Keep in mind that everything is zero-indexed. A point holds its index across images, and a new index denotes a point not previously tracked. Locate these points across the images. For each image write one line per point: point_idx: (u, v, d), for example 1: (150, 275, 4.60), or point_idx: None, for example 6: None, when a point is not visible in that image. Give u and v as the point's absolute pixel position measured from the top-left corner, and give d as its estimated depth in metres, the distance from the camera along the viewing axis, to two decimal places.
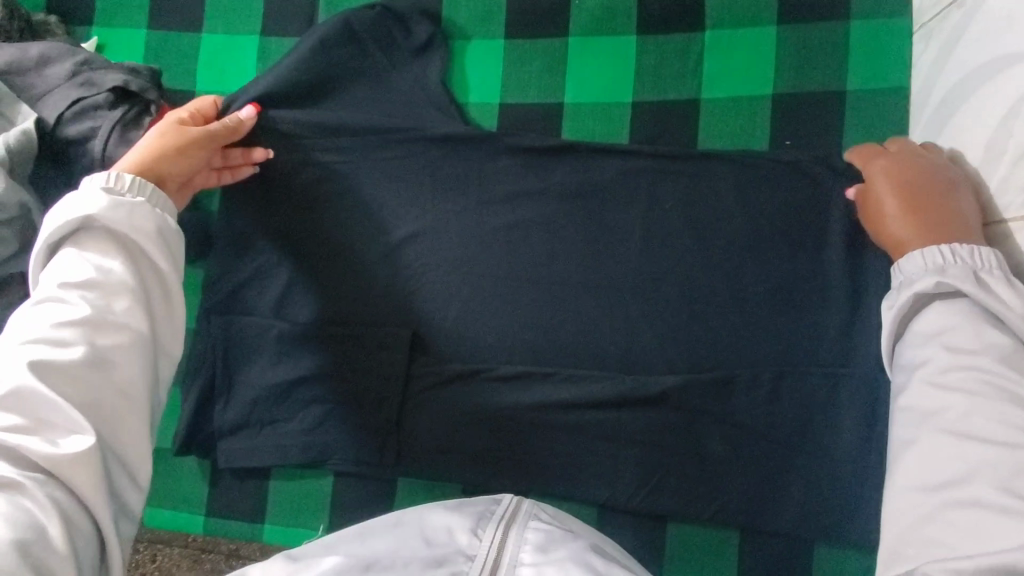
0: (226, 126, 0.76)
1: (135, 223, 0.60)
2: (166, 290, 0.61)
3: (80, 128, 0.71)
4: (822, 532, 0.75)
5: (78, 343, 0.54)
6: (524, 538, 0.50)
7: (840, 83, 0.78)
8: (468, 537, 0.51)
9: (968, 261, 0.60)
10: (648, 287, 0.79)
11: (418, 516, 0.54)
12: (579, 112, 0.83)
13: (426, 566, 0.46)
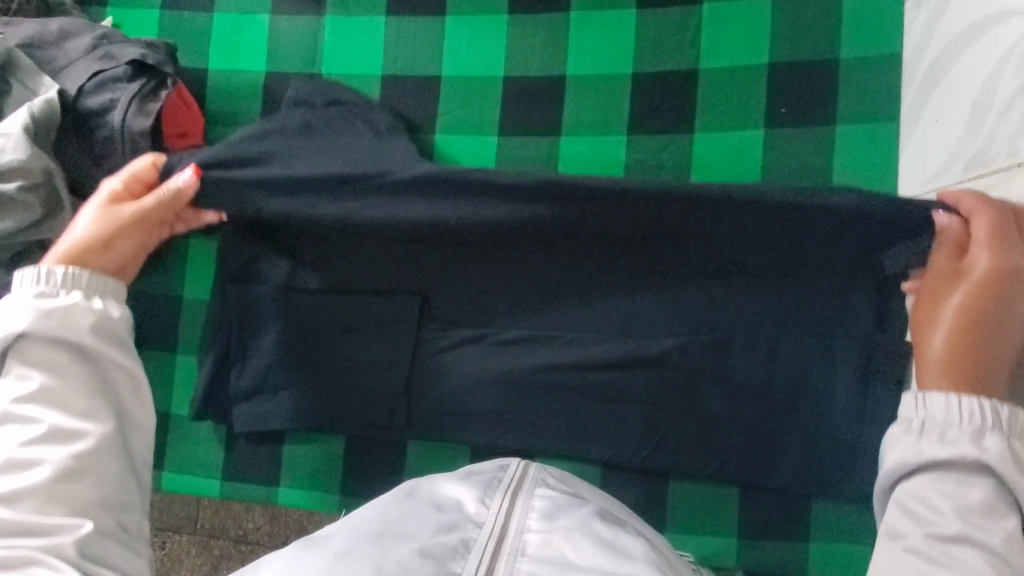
0: (165, 200, 0.69)
1: (75, 324, 0.57)
2: (127, 381, 0.59)
3: (100, 98, 0.74)
4: (819, 488, 0.77)
5: (41, 463, 0.52)
6: (530, 505, 0.52)
7: (834, 52, 0.79)
8: (475, 503, 0.53)
9: (963, 407, 0.48)
10: (648, 253, 0.81)
11: (429, 485, 0.56)
12: (581, 86, 0.84)
13: (435, 531, 0.49)
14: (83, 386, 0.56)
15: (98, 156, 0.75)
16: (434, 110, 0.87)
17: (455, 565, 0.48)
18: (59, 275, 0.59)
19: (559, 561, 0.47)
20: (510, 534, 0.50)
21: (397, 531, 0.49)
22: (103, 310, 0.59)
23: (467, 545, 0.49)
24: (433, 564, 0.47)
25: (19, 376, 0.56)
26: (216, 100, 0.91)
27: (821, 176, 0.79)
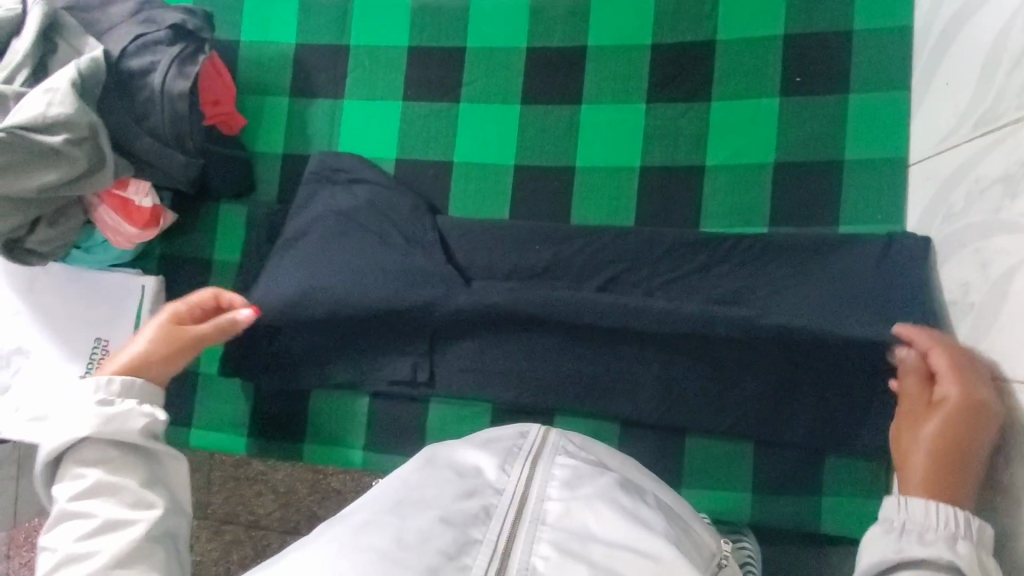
0: (218, 327, 0.73)
1: (131, 430, 0.61)
2: (175, 470, 0.64)
3: (141, 60, 0.78)
4: (834, 444, 0.79)
5: (103, 546, 0.56)
6: (550, 474, 0.54)
7: (847, 24, 0.82)
8: (496, 470, 0.55)
9: (942, 516, 0.55)
10: (666, 218, 0.85)
11: (453, 452, 0.58)
12: (602, 56, 0.87)
13: (458, 495, 0.51)
14: (135, 491, 0.60)
15: (139, 116, 0.79)
16: (459, 81, 0.90)
17: (476, 531, 0.49)
18: (115, 383, 0.64)
19: (577, 529, 0.49)
20: (530, 501, 0.52)
21: (420, 497, 0.51)
22: (153, 413, 0.63)
23: (489, 510, 0.51)
24: (454, 533, 0.48)
25: (76, 479, 0.60)
26: (249, 69, 0.94)
27: (835, 143, 0.81)
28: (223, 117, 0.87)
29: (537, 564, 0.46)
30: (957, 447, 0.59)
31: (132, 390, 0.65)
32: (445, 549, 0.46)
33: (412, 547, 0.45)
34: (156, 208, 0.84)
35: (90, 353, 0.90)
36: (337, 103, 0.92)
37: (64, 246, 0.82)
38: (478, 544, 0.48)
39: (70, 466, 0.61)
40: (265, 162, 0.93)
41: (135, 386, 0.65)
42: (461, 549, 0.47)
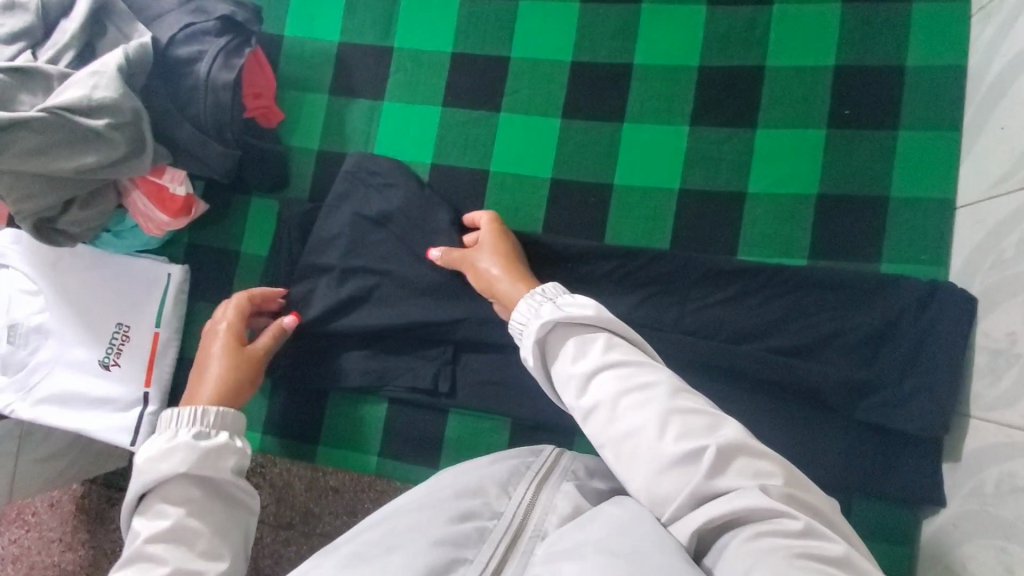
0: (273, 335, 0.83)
1: (220, 466, 0.63)
2: (244, 522, 0.64)
3: (189, 49, 0.77)
4: (862, 488, 0.76)
5: None
6: (551, 504, 0.53)
7: (901, 59, 0.81)
8: (498, 492, 0.54)
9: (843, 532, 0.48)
10: (704, 242, 0.83)
11: (455, 470, 0.57)
12: (648, 75, 0.86)
13: (455, 519, 0.50)
14: (213, 527, 0.60)
15: (181, 104, 0.79)
16: (502, 90, 0.89)
17: (466, 555, 0.49)
18: (210, 416, 0.66)
19: (568, 545, 0.47)
20: (526, 532, 0.51)
21: (413, 519, 0.50)
22: (242, 449, 0.66)
23: (482, 534, 0.50)
24: (444, 554, 0.47)
25: (157, 515, 0.60)
26: (291, 64, 0.94)
27: (881, 178, 0.80)
28: (261, 110, 0.86)
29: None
30: (512, 258, 0.79)
31: (223, 424, 0.67)
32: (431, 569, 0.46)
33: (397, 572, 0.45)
34: (189, 198, 0.84)
35: (111, 338, 0.89)
36: (376, 104, 0.92)
37: (94, 229, 0.82)
38: (465, 565, 0.48)
39: (154, 501, 0.61)
40: (300, 158, 0.92)
41: (228, 420, 0.67)
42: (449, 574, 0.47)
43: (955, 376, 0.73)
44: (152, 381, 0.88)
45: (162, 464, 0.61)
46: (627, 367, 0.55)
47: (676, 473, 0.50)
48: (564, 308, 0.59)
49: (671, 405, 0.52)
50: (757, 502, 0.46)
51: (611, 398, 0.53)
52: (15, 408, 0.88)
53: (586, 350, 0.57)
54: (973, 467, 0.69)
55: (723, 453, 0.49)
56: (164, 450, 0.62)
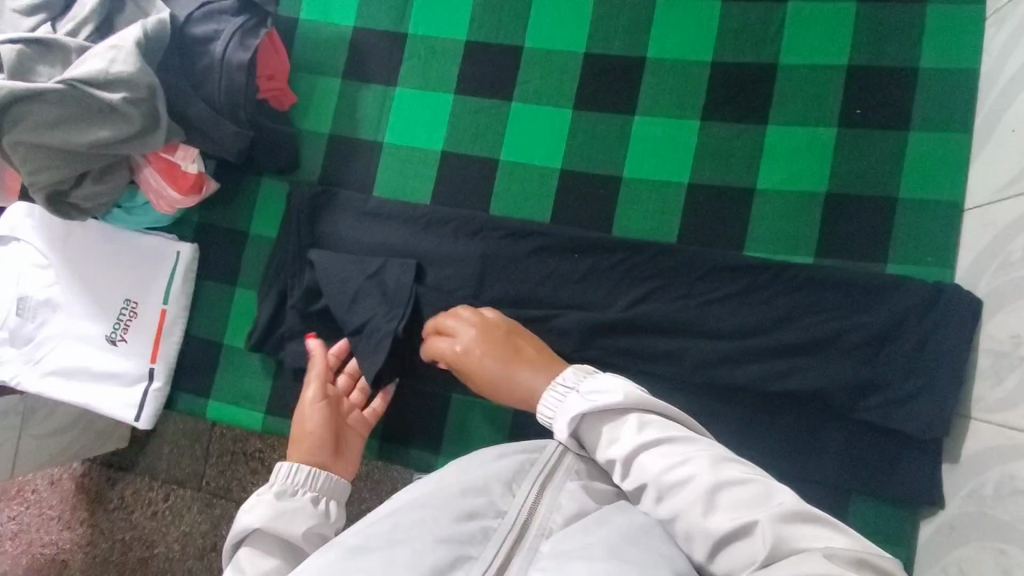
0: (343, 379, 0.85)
1: (294, 529, 0.62)
2: None
3: (206, 28, 0.78)
4: (861, 486, 0.76)
5: None
6: (557, 502, 0.54)
7: (914, 61, 0.81)
8: (502, 490, 0.54)
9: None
10: (711, 237, 0.83)
11: (460, 465, 0.57)
12: (661, 69, 0.86)
13: (457, 517, 0.51)
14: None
15: (196, 83, 0.79)
16: (514, 79, 0.89)
17: (471, 551, 0.49)
18: (319, 480, 0.69)
19: (576, 547, 0.49)
20: (531, 531, 0.51)
21: (418, 516, 0.50)
22: (319, 520, 0.64)
23: (488, 532, 0.51)
24: (447, 551, 0.48)
25: (237, 570, 0.59)
26: (305, 48, 0.94)
27: (890, 179, 0.80)
28: (274, 93, 0.87)
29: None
30: (501, 336, 0.76)
31: (325, 485, 0.69)
32: (435, 565, 0.47)
33: (402, 568, 0.46)
34: (201, 176, 0.84)
35: (119, 314, 0.90)
36: (389, 90, 0.92)
37: (106, 204, 0.83)
38: (470, 561, 0.49)
39: (238, 554, 0.61)
40: (311, 141, 0.93)
41: (336, 487, 0.70)
42: (452, 567, 0.48)
43: (959, 377, 0.73)
44: (157, 357, 0.90)
45: (246, 518, 0.62)
46: (665, 445, 0.55)
47: (733, 551, 0.49)
48: (591, 398, 0.59)
49: (717, 480, 0.51)
50: (830, 573, 0.43)
51: (659, 482, 0.53)
52: (21, 379, 0.89)
53: (618, 438, 0.57)
54: (974, 468, 0.69)
55: (779, 529, 0.48)
56: (252, 504, 0.63)
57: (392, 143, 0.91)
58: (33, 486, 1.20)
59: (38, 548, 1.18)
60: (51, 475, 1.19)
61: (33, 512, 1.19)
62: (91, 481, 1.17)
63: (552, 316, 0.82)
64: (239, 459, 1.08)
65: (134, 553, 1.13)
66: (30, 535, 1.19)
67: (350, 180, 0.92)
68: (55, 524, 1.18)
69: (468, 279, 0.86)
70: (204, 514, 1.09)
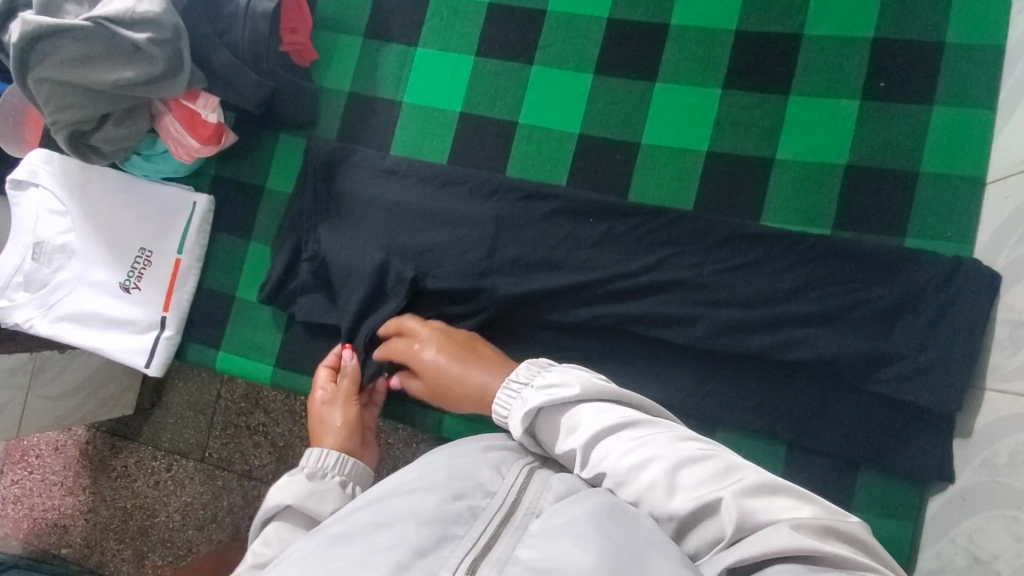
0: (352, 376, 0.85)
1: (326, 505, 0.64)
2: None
3: None
4: (871, 459, 0.76)
5: None
6: (546, 484, 0.52)
7: (940, 35, 0.80)
8: (490, 475, 0.52)
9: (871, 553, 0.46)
10: (728, 205, 0.83)
11: (444, 455, 0.54)
12: (684, 36, 0.86)
13: (445, 497, 0.48)
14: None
15: (221, 30, 0.80)
16: (536, 43, 0.89)
17: (456, 531, 0.46)
18: (347, 466, 0.72)
19: (565, 521, 0.46)
20: (520, 510, 0.49)
21: (400, 499, 0.47)
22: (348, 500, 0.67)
23: (474, 512, 0.48)
24: (432, 531, 0.44)
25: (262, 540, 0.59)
26: (327, 6, 0.94)
27: (912, 153, 0.79)
28: (296, 46, 0.87)
29: (520, 556, 0.44)
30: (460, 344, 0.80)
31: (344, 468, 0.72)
32: (418, 546, 0.43)
33: (383, 550, 0.43)
34: (221, 127, 0.84)
35: (132, 263, 0.91)
36: (410, 50, 0.92)
37: (125, 150, 0.84)
38: (456, 541, 0.45)
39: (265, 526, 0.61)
40: (330, 99, 0.93)
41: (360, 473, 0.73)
42: (437, 547, 0.44)
43: (975, 350, 0.72)
44: (169, 307, 0.90)
45: (280, 492, 0.63)
46: (629, 430, 0.56)
47: (702, 528, 0.49)
48: (547, 393, 0.60)
49: (677, 459, 0.51)
50: (796, 543, 0.43)
51: (617, 468, 0.53)
52: (34, 323, 0.90)
53: (577, 428, 0.58)
54: (987, 438, 0.70)
55: (742, 503, 0.47)
56: (285, 481, 0.65)
57: (411, 103, 0.91)
58: (37, 452, 1.20)
59: (40, 514, 1.19)
60: (56, 442, 1.20)
61: (36, 477, 1.20)
62: (95, 449, 1.18)
63: (564, 278, 0.82)
64: (241, 431, 1.09)
65: (134, 521, 1.14)
66: (33, 499, 1.20)
67: (368, 138, 0.92)
68: (57, 490, 1.19)
69: (482, 240, 0.85)
70: (205, 485, 1.11)
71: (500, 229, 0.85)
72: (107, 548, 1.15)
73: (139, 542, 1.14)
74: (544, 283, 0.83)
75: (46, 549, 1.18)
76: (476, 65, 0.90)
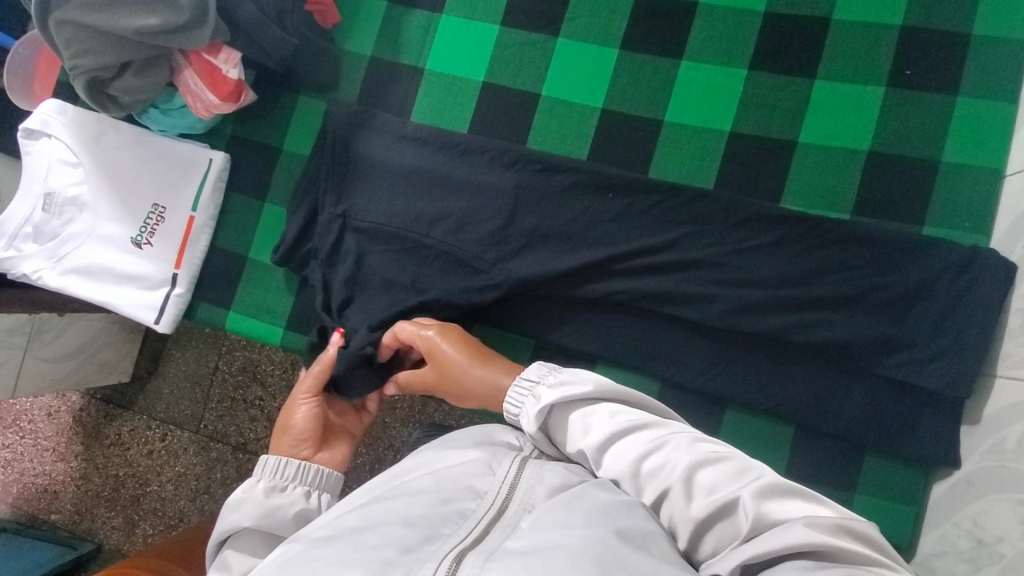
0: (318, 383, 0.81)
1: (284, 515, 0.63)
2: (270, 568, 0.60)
3: None
4: (876, 443, 0.77)
5: None
6: (539, 476, 0.53)
7: (968, 26, 0.80)
8: (481, 473, 0.53)
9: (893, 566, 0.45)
10: (748, 187, 0.83)
11: (434, 457, 0.56)
12: (713, 14, 0.85)
13: (432, 502, 0.49)
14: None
15: None
16: (562, 15, 0.88)
17: (444, 531, 0.46)
18: (310, 474, 0.69)
19: (555, 518, 0.47)
20: (512, 508, 0.50)
21: (389, 502, 0.49)
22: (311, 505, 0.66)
23: (465, 514, 0.48)
24: (418, 532, 0.45)
25: (221, 566, 0.59)
26: None
27: (934, 142, 0.79)
28: (320, 7, 0.87)
29: (507, 546, 0.45)
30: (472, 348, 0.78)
31: (300, 478, 0.68)
32: (404, 544, 0.44)
33: (371, 547, 0.44)
34: (240, 83, 0.83)
35: (144, 219, 0.90)
36: (434, 16, 0.91)
37: (143, 101, 0.83)
38: (444, 538, 0.45)
39: (225, 550, 0.61)
40: (351, 62, 0.92)
41: (325, 480, 0.70)
42: (423, 544, 0.44)
43: (987, 338, 0.73)
44: (181, 265, 0.89)
45: (237, 514, 0.62)
46: (645, 432, 0.56)
47: (718, 530, 0.49)
48: (558, 389, 0.60)
49: (692, 462, 0.51)
50: (803, 541, 0.43)
51: (632, 470, 0.53)
52: (42, 275, 0.89)
53: (591, 428, 0.57)
54: (995, 425, 0.71)
55: (759, 504, 0.47)
56: (239, 501, 0.63)
57: (434, 70, 0.91)
58: (30, 416, 1.19)
59: (31, 479, 1.18)
60: (49, 407, 1.18)
61: (28, 442, 1.19)
62: (90, 415, 1.17)
63: (581, 251, 0.83)
64: (238, 403, 1.08)
65: (125, 490, 1.13)
66: (24, 463, 1.19)
67: (387, 104, 0.91)
68: (49, 455, 1.18)
69: (499, 211, 0.85)
70: (199, 457, 1.10)
71: (520, 201, 0.85)
72: (97, 516, 1.14)
73: (130, 510, 1.13)
74: (560, 257, 0.83)
75: (36, 513, 1.17)
76: (501, 35, 0.89)
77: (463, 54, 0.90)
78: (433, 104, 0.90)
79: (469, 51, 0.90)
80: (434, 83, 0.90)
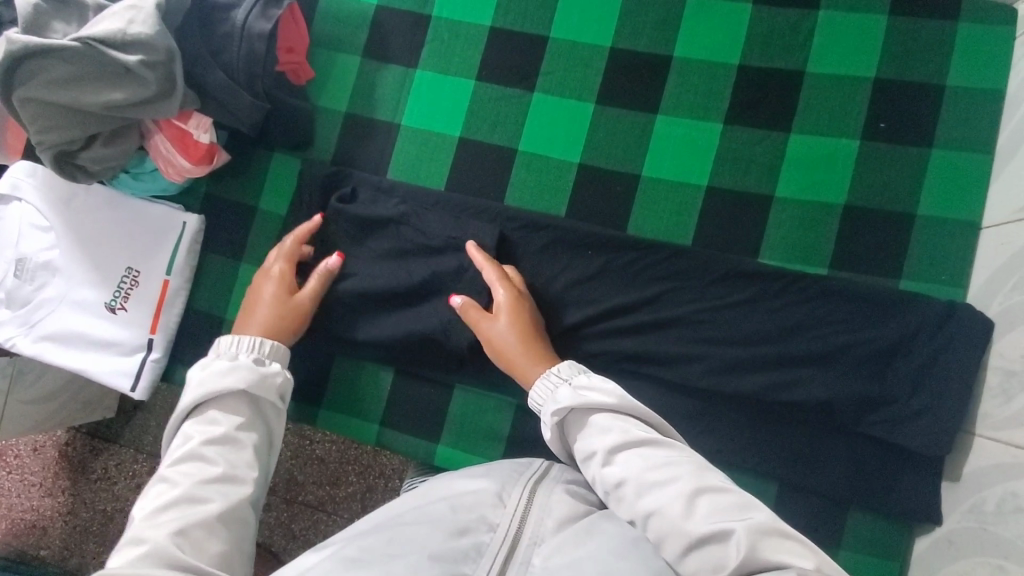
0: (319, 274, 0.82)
1: (259, 379, 0.67)
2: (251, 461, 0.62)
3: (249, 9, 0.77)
4: (861, 500, 0.77)
5: (206, 503, 0.55)
6: (548, 508, 0.54)
7: (942, 78, 0.80)
8: (493, 503, 0.54)
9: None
10: (726, 242, 0.82)
11: (447, 484, 0.58)
12: (688, 67, 0.85)
13: (449, 533, 0.50)
14: (255, 444, 0.63)
15: (215, 50, 0.78)
16: (537, 69, 0.88)
17: (465, 568, 0.48)
18: (266, 346, 0.71)
19: (566, 561, 0.49)
20: (523, 541, 0.51)
21: (412, 528, 0.50)
22: (282, 372, 0.70)
23: (480, 549, 0.50)
24: (444, 567, 0.47)
25: (210, 423, 0.62)
26: (325, 24, 0.93)
27: (909, 195, 0.80)
28: (293, 65, 0.85)
29: None
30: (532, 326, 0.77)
31: (274, 357, 0.72)
32: None
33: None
34: (212, 146, 0.82)
35: (119, 282, 0.89)
36: (409, 71, 0.91)
37: (114, 168, 0.81)
38: None
39: (208, 411, 0.64)
40: (327, 119, 0.91)
41: (278, 352, 0.72)
42: None
43: (967, 395, 0.73)
44: (157, 329, 0.88)
45: (225, 379, 0.65)
46: (648, 449, 0.57)
47: (705, 553, 0.49)
48: (580, 392, 0.62)
49: (700, 484, 0.53)
50: None
51: (640, 479, 0.54)
52: (16, 342, 0.87)
53: (605, 432, 0.59)
54: (976, 484, 0.71)
55: (751, 539, 0.47)
56: (226, 369, 0.66)
57: (410, 125, 0.90)
58: (14, 451, 1.11)
59: (17, 515, 1.10)
60: (35, 440, 1.10)
61: (14, 477, 1.11)
62: (75, 450, 1.09)
63: (561, 311, 0.83)
64: None
65: (115, 525, 1.06)
66: (8, 501, 1.11)
67: (364, 159, 0.90)
68: (37, 490, 1.10)
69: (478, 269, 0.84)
70: None
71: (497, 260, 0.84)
72: (87, 552, 1.07)
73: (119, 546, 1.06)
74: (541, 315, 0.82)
75: (24, 551, 1.09)
76: (476, 91, 0.89)
77: (437, 109, 0.90)
78: (410, 158, 0.89)
79: (444, 106, 0.89)
80: (410, 138, 0.90)
